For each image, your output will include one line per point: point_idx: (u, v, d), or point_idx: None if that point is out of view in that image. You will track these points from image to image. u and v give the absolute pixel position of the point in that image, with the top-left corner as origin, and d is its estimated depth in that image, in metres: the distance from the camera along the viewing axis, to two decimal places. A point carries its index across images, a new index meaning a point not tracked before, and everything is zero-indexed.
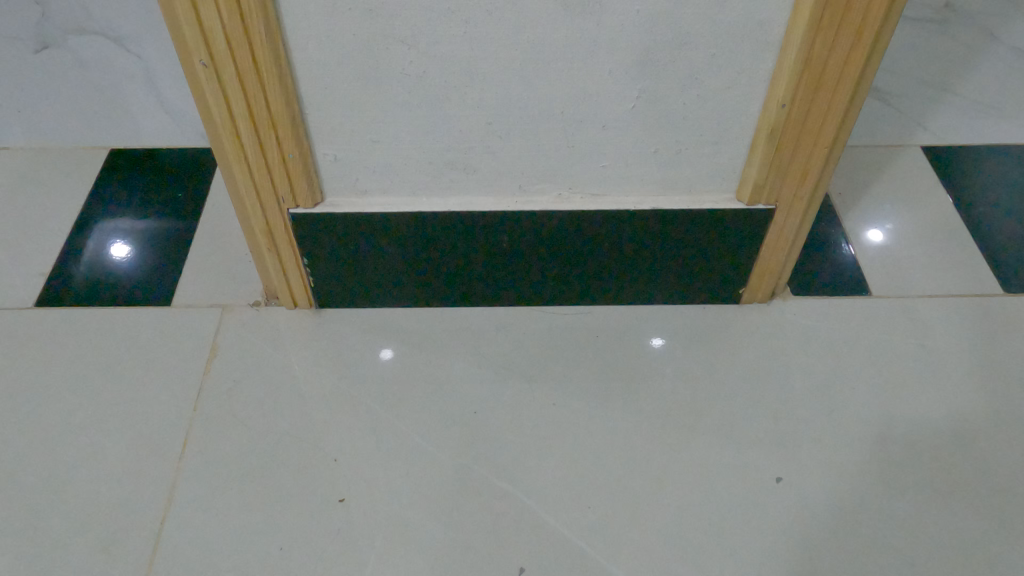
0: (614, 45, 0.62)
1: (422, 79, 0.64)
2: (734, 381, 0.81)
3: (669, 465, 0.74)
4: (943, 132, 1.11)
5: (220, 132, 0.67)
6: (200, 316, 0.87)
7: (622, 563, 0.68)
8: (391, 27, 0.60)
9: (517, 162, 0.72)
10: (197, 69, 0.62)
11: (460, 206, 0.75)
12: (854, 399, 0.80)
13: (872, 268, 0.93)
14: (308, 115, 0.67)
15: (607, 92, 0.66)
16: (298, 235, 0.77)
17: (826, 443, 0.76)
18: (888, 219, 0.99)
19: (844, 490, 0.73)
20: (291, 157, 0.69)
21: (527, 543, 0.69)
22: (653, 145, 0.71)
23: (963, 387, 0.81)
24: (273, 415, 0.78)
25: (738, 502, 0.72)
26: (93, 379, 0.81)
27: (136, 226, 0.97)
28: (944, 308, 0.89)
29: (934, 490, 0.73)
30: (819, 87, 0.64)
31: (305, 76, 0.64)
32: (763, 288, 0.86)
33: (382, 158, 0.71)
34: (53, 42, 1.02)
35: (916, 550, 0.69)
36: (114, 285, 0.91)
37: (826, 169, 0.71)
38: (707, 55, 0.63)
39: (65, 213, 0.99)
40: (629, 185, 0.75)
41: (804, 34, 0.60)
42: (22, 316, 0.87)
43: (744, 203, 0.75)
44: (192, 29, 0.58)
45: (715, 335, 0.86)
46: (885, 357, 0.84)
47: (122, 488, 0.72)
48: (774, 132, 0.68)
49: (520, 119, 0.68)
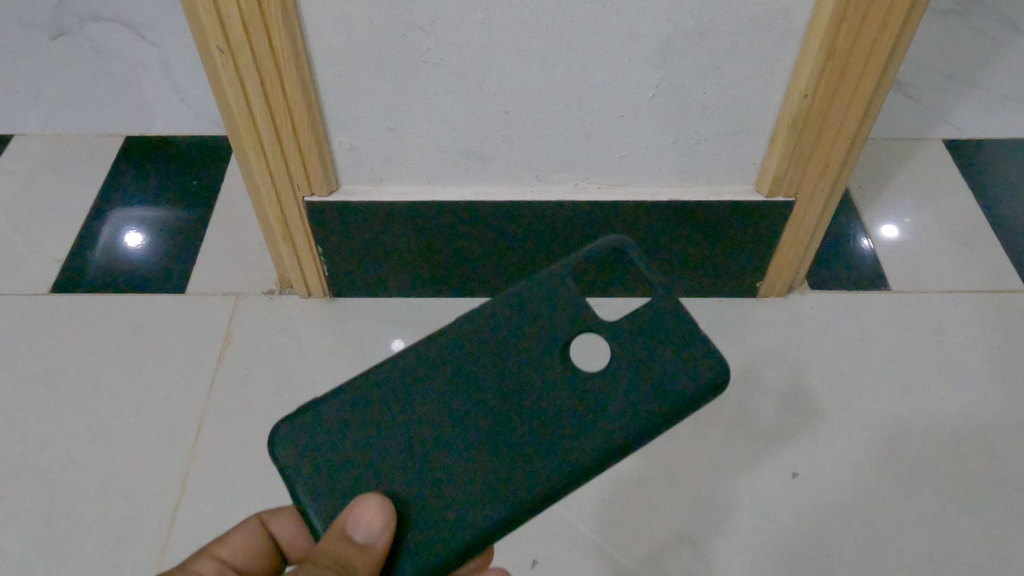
0: (634, 33, 0.61)
1: (440, 67, 0.63)
2: (750, 375, 0.81)
3: (683, 459, 0.74)
4: (965, 125, 1.10)
5: (237, 120, 0.66)
6: (214, 304, 0.87)
7: (636, 557, 0.68)
8: (410, 14, 0.59)
9: (535, 151, 0.71)
10: (213, 57, 0.61)
11: (476, 196, 0.75)
12: (872, 395, 0.79)
13: (891, 261, 0.92)
14: (325, 102, 0.66)
15: (626, 80, 0.65)
16: (314, 223, 0.76)
17: (842, 438, 0.76)
18: (908, 212, 0.98)
19: (862, 486, 0.72)
20: (307, 145, 0.68)
21: (542, 534, 0.69)
22: (672, 135, 0.70)
23: (983, 383, 0.80)
24: (286, 404, 0.78)
25: (753, 495, 0.71)
26: (107, 365, 0.81)
27: (151, 213, 0.97)
28: (964, 302, 0.88)
29: (953, 488, 0.72)
30: (842, 78, 0.63)
31: (322, 63, 0.63)
32: (781, 280, 0.85)
33: (398, 146, 0.71)
34: (69, 29, 1.02)
35: (933, 546, 0.68)
36: (128, 271, 0.91)
37: (848, 160, 0.70)
38: (730, 43, 0.62)
39: (80, 200, 0.99)
40: (647, 176, 0.75)
41: (828, 25, 0.59)
42: (39, 302, 0.87)
43: (764, 195, 0.74)
44: (209, 16, 0.57)
45: (732, 328, 0.85)
46: (904, 351, 0.83)
47: (134, 476, 0.72)
48: (795, 124, 0.67)
49: (538, 108, 0.67)
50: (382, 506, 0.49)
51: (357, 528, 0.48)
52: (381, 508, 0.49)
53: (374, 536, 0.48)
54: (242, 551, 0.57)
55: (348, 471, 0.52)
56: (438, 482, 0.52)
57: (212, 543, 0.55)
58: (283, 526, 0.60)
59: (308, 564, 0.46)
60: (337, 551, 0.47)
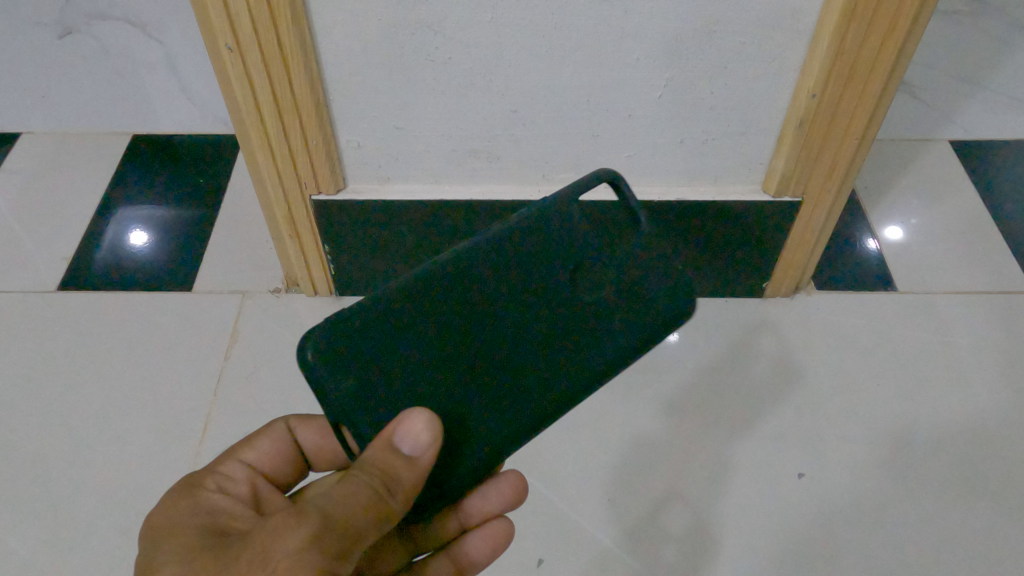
0: (642, 33, 0.61)
1: (447, 66, 0.64)
2: (756, 375, 0.81)
3: (689, 459, 0.74)
4: (972, 126, 1.10)
5: (245, 118, 0.66)
6: (220, 302, 0.87)
7: (642, 556, 0.68)
8: (418, 13, 0.59)
9: (542, 151, 0.72)
10: (222, 56, 0.61)
11: (483, 195, 0.75)
12: (878, 395, 0.79)
13: (898, 262, 0.92)
14: (334, 100, 0.66)
15: (633, 80, 0.65)
16: (321, 222, 0.76)
17: (848, 439, 0.75)
18: (914, 213, 0.98)
19: (867, 486, 0.72)
20: (315, 144, 0.68)
21: (548, 534, 0.69)
22: (679, 135, 0.70)
23: (990, 384, 0.80)
24: (293, 402, 0.78)
25: (759, 495, 0.72)
26: (113, 363, 0.81)
27: (158, 211, 0.98)
28: (971, 304, 0.88)
29: (959, 489, 0.72)
30: (850, 78, 0.63)
31: (330, 62, 0.63)
32: (788, 281, 0.85)
33: (406, 145, 0.71)
34: (75, 28, 1.02)
35: (939, 547, 0.68)
36: (135, 268, 0.91)
37: (855, 160, 0.70)
38: (738, 43, 0.62)
39: (88, 197, 0.99)
40: (654, 176, 0.75)
41: (837, 25, 0.59)
42: (46, 299, 0.88)
43: (771, 195, 0.74)
44: (218, 14, 0.58)
45: (738, 328, 0.85)
46: (910, 352, 0.83)
47: (141, 473, 0.73)
48: (802, 124, 0.67)
49: (545, 108, 0.67)
50: (429, 419, 0.48)
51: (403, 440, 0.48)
52: (428, 420, 0.48)
53: (420, 449, 0.48)
54: (267, 458, 0.61)
55: (378, 379, 0.52)
56: (467, 390, 0.53)
57: (238, 447, 0.60)
58: (307, 435, 0.63)
59: (352, 469, 0.48)
60: (381, 460, 0.48)
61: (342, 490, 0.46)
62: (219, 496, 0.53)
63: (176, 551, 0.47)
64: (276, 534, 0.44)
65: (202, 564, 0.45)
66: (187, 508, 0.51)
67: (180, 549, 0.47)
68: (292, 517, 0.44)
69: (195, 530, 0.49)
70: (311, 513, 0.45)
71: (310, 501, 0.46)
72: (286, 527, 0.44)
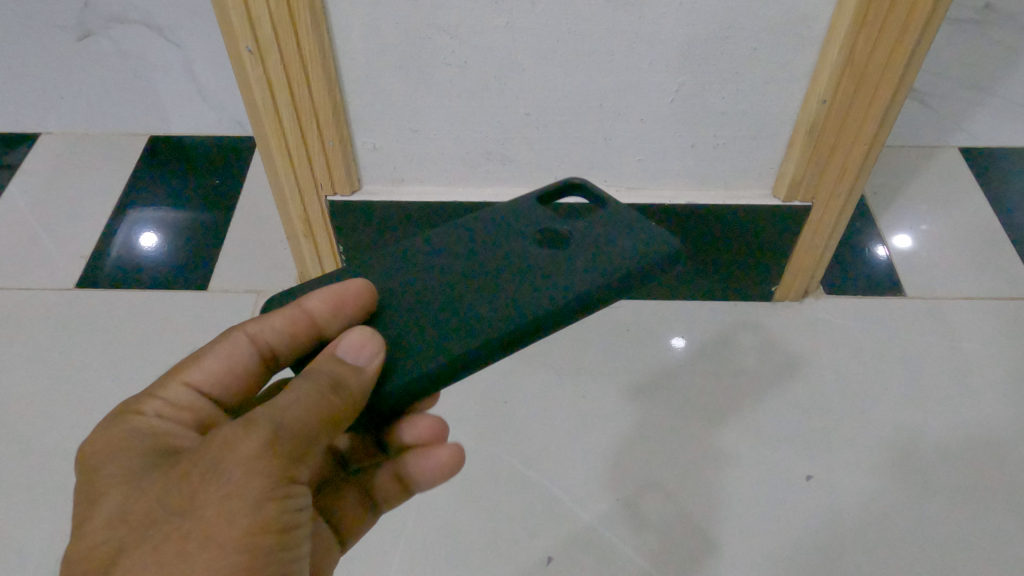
0: (656, 39, 0.62)
1: (464, 69, 0.64)
2: (764, 379, 0.81)
3: (698, 459, 0.75)
4: (981, 134, 1.10)
5: (264, 120, 0.67)
6: (236, 301, 0.88)
7: (650, 555, 0.68)
8: (435, 17, 0.60)
9: (555, 154, 0.73)
10: (243, 58, 0.62)
11: (496, 197, 0.76)
12: (887, 399, 0.80)
13: (907, 268, 0.93)
14: (351, 103, 0.67)
15: (646, 84, 0.66)
16: (336, 223, 0.77)
17: (858, 442, 0.76)
18: (924, 219, 0.99)
19: (876, 489, 0.73)
20: (331, 145, 0.69)
21: (557, 531, 0.70)
22: (691, 139, 0.71)
23: (997, 389, 0.80)
24: None
25: (767, 497, 0.72)
26: (130, 359, 0.83)
27: (173, 211, 0.99)
28: (980, 310, 0.88)
29: (968, 494, 0.73)
30: (860, 84, 0.64)
31: (348, 64, 0.64)
32: (797, 285, 0.86)
33: (420, 147, 0.72)
34: (96, 31, 1.02)
35: (945, 550, 0.69)
36: (151, 267, 0.92)
37: (865, 166, 0.71)
38: (750, 49, 0.63)
39: (105, 197, 1.01)
40: (665, 181, 0.76)
41: (848, 32, 0.60)
42: (65, 296, 0.89)
43: (780, 200, 0.75)
44: (240, 17, 0.58)
45: (748, 332, 0.86)
46: (919, 357, 0.83)
47: None
48: (812, 129, 0.68)
49: (558, 112, 0.68)
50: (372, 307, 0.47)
51: (336, 351, 0.44)
52: (371, 332, 0.45)
53: (370, 361, 0.44)
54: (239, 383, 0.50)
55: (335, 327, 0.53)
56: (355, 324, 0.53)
57: (184, 365, 0.47)
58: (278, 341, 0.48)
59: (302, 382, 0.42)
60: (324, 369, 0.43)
61: (288, 393, 0.40)
62: (160, 422, 0.43)
63: (111, 488, 0.39)
64: (218, 458, 0.38)
65: (142, 505, 0.38)
66: (122, 440, 0.41)
67: (112, 491, 0.39)
68: (240, 428, 0.38)
69: (137, 464, 0.40)
70: (267, 423, 0.39)
71: (256, 408, 0.39)
72: (241, 429, 0.38)
